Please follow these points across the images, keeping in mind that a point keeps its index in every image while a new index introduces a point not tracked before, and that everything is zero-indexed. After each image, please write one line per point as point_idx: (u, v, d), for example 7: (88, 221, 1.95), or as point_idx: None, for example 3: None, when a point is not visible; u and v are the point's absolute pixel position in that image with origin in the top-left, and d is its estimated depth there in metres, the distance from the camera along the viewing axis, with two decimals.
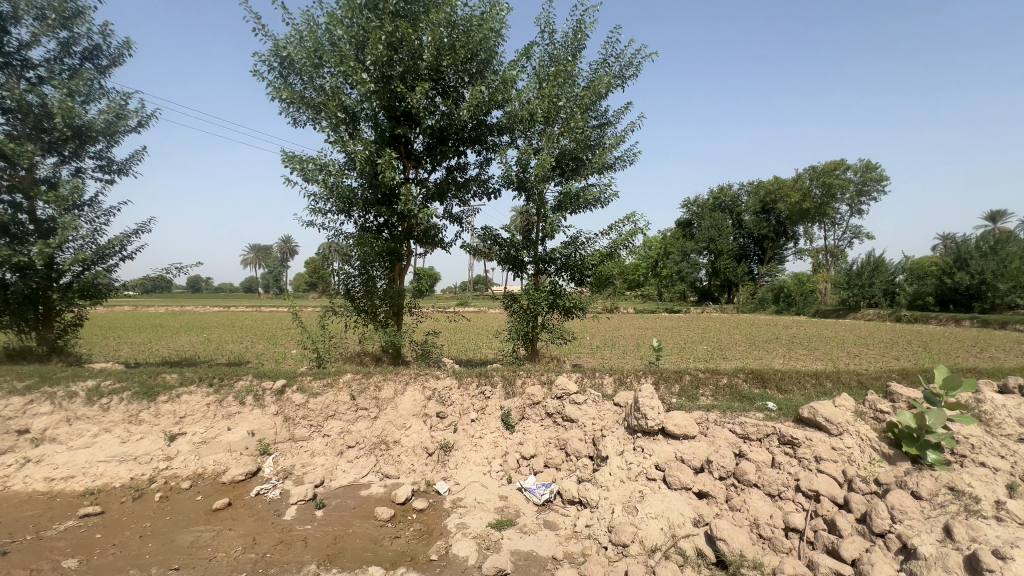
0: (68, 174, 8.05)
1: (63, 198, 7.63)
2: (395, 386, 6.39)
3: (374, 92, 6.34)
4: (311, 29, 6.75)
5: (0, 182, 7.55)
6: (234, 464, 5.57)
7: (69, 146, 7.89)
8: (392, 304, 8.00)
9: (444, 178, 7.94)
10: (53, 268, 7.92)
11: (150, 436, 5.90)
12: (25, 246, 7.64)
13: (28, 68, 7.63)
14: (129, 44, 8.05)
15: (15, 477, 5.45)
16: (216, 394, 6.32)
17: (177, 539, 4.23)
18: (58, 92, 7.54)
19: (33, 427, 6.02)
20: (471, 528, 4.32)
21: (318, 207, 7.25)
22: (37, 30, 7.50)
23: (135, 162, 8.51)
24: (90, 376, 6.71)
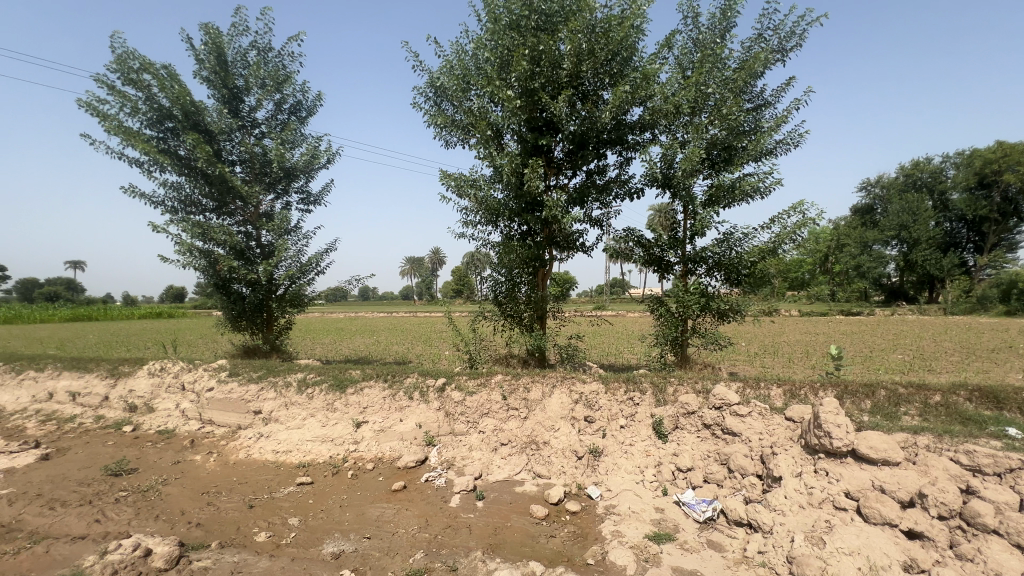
0: (281, 207, 10.02)
1: (278, 226, 9.54)
2: (543, 387, 6.57)
3: (518, 106, 6.67)
4: (459, 57, 7.39)
5: (239, 217, 9.73)
6: (406, 451, 6.30)
7: (281, 184, 9.84)
8: (536, 309, 8.29)
9: (585, 182, 7.98)
10: (273, 283, 9.94)
11: (342, 422, 7.01)
12: (255, 266, 9.72)
13: (255, 126, 9.73)
14: (321, 96, 9.75)
15: (254, 447, 6.95)
16: (390, 389, 7.23)
17: (368, 512, 4.92)
18: (274, 142, 9.47)
19: (265, 409, 7.64)
20: (627, 537, 4.22)
21: (469, 220, 7.83)
22: (261, 95, 9.53)
23: (326, 193, 10.26)
24: (300, 369, 8.24)
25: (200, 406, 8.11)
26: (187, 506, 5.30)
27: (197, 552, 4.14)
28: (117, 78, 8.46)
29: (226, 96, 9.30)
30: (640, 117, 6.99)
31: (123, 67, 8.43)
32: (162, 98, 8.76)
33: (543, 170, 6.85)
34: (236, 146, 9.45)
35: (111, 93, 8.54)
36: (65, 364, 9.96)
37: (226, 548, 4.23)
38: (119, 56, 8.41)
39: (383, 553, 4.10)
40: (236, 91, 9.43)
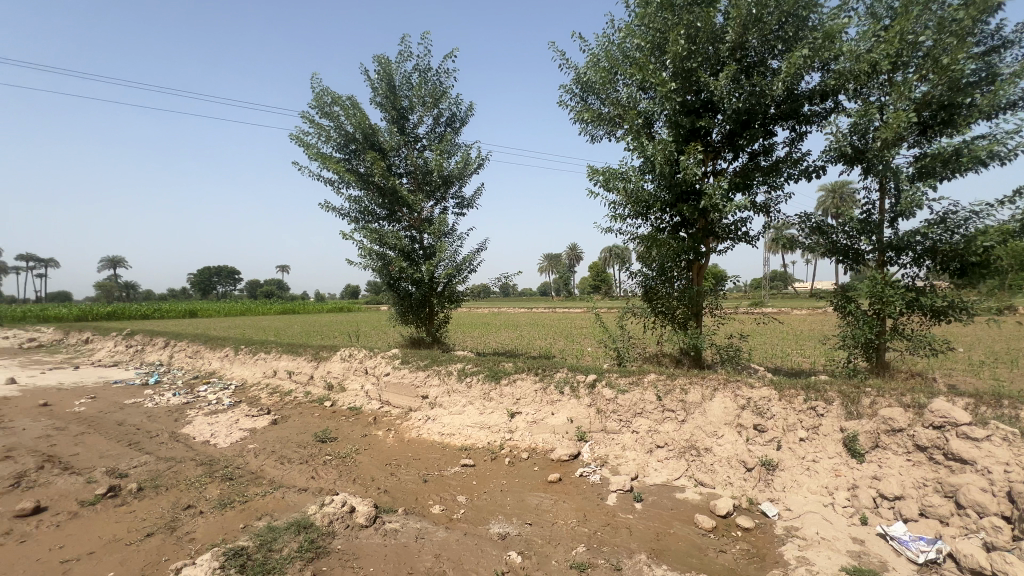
0: (440, 212, 11.02)
1: (438, 230, 10.51)
2: (702, 390, 6.10)
3: (672, 90, 6.29)
4: (606, 48, 7.26)
5: (406, 223, 10.96)
6: (559, 444, 6.43)
7: (440, 191, 10.82)
8: (691, 305, 7.74)
9: (748, 164, 7.20)
10: (434, 281, 11.00)
11: (498, 411, 7.45)
12: (420, 266, 10.87)
13: (418, 141, 10.86)
14: (472, 106, 10.47)
15: (424, 428, 7.79)
16: (541, 382, 7.45)
17: (527, 499, 5.15)
18: (434, 153, 10.45)
19: (431, 394, 8.51)
20: (816, 566, 3.70)
21: (617, 214, 7.66)
22: (422, 112, 10.61)
23: (478, 196, 10.99)
24: (459, 360, 8.98)
25: (379, 388, 9.37)
26: (376, 474, 6.16)
27: (388, 515, 4.77)
28: (316, 112, 10.18)
29: (395, 117, 10.55)
30: (820, 83, 6.06)
31: (320, 103, 10.12)
32: (347, 125, 10.30)
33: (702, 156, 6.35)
34: (403, 160, 10.67)
35: (311, 125, 10.31)
36: (284, 349, 12.37)
37: (410, 515, 4.81)
38: (317, 94, 10.11)
39: (545, 541, 4.24)
40: (403, 111, 10.64)
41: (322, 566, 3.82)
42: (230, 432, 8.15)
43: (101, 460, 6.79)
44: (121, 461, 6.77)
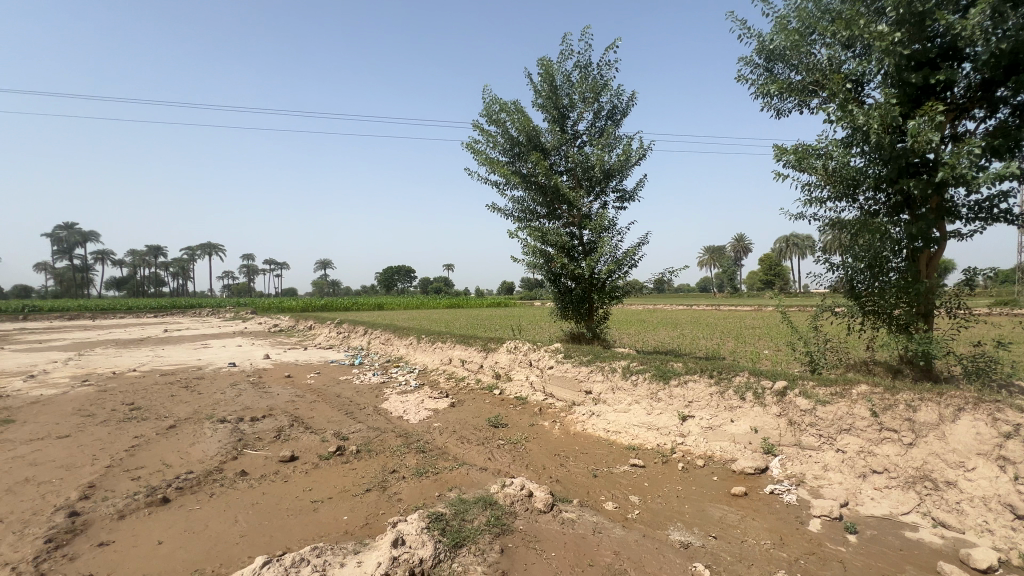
0: (600, 207, 10.91)
1: (599, 225, 10.40)
2: (940, 409, 4.98)
3: (895, 42, 5.19)
4: (798, 7, 6.33)
5: (566, 220, 11.12)
6: (741, 455, 5.86)
7: (600, 186, 10.72)
8: (917, 303, 6.27)
9: (1010, 120, 5.55)
10: (594, 277, 10.95)
11: (667, 413, 7.09)
12: (580, 262, 10.93)
13: (578, 137, 10.94)
14: (634, 95, 10.14)
15: (588, 423, 7.83)
16: (717, 386, 6.83)
17: (708, 510, 4.80)
18: (595, 147, 10.39)
19: (595, 390, 8.50)
20: None
21: (812, 197, 6.62)
22: (583, 108, 10.65)
23: (640, 188, 10.59)
24: (623, 357, 8.77)
25: (543, 380, 9.72)
26: (546, 462, 6.40)
27: (564, 504, 4.91)
28: (485, 121, 10.97)
29: (556, 116, 10.78)
30: None
31: (489, 111, 10.89)
32: (513, 129, 10.88)
33: (941, 117, 5.09)
34: (564, 157, 10.86)
35: (481, 134, 11.14)
36: (457, 339, 13.68)
37: (584, 507, 4.88)
38: (486, 103, 10.89)
39: (735, 559, 3.90)
40: (564, 110, 10.84)
41: (508, 542, 4.11)
42: (418, 410, 9.33)
43: (329, 424, 8.40)
44: (342, 426, 8.28)
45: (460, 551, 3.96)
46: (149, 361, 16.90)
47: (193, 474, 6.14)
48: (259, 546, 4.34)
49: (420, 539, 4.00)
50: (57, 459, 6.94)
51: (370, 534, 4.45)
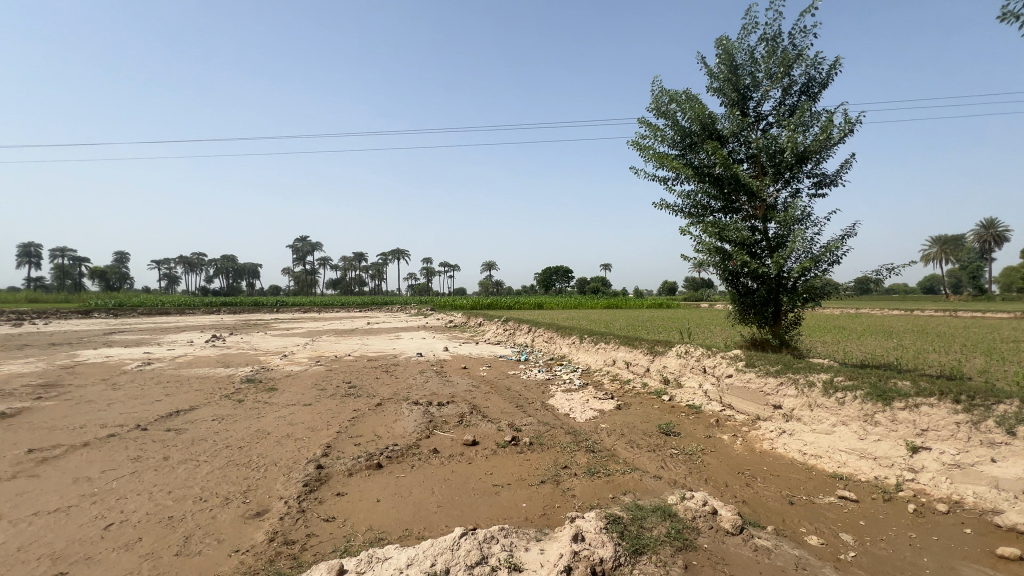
0: (791, 196, 9.52)
1: (790, 217, 9.07)
2: None
3: None
4: None
5: (747, 213, 9.99)
6: (1009, 509, 4.59)
7: (791, 172, 9.36)
8: None
9: None
10: (782, 277, 9.60)
11: (888, 441, 5.83)
12: (764, 260, 9.69)
13: (762, 119, 9.76)
14: (839, 62, 8.61)
15: (778, 443, 6.92)
16: (967, 415, 5.35)
17: (960, 570, 3.83)
18: (785, 128, 9.11)
19: (786, 405, 7.45)
20: None
21: None
22: (768, 86, 9.46)
23: (845, 171, 8.93)
24: (823, 369, 7.47)
25: (720, 390, 8.91)
26: (729, 479, 5.84)
27: (756, 529, 4.43)
28: (653, 115, 10.54)
29: (736, 99, 9.78)
30: None
31: (657, 104, 10.43)
32: (684, 120, 10.23)
33: None
34: (744, 144, 9.80)
35: (648, 128, 10.74)
36: (621, 341, 13.41)
37: (782, 537, 4.33)
38: (654, 96, 10.45)
39: None
40: (745, 92, 9.79)
41: (692, 559, 3.86)
42: (584, 409, 9.41)
43: (503, 415, 9.03)
44: (515, 417, 8.82)
45: (640, 559, 3.85)
46: (359, 348, 20.46)
47: (398, 447, 7.22)
48: (453, 518, 4.88)
49: (598, 538, 4.03)
50: (305, 422, 8.87)
51: (548, 524, 4.65)
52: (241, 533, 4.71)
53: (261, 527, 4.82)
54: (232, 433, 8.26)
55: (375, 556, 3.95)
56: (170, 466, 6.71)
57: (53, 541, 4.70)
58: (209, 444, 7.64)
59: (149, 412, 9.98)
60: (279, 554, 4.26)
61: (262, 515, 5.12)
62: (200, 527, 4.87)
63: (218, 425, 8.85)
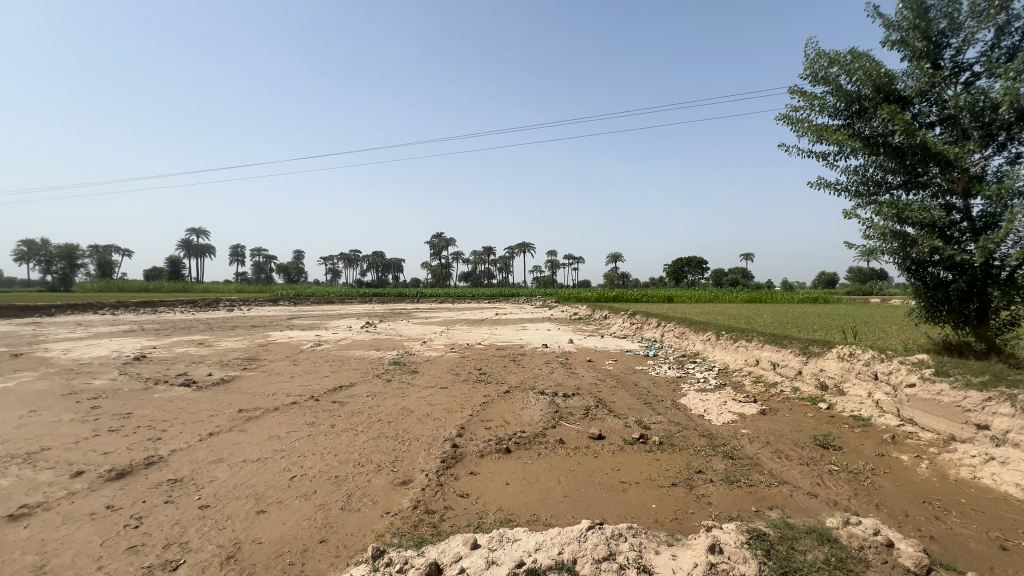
0: (1007, 163, 7.53)
1: (1007, 189, 7.17)
2: None
3: None
4: None
5: (939, 188, 8.16)
6: None
7: (1009, 132, 7.38)
8: None
9: None
10: (993, 265, 7.65)
11: None
12: (964, 245, 7.83)
13: (964, 71, 7.86)
14: None
15: (982, 472, 5.62)
16: None
17: None
18: (1000, 78, 7.20)
19: (995, 426, 6.00)
20: None
21: None
22: (974, 28, 7.58)
23: None
24: None
25: (898, 401, 7.51)
26: (909, 508, 4.89)
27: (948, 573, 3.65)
28: (809, 82, 9.18)
29: (925, 50, 8.03)
30: None
31: (813, 70, 9.06)
32: (851, 84, 8.71)
33: None
34: (937, 104, 8.01)
35: (802, 99, 9.39)
36: (766, 339, 12.05)
37: None
38: (810, 61, 9.09)
39: None
40: (939, 40, 7.98)
41: None
42: (721, 412, 8.67)
43: (631, 411, 8.78)
44: (643, 415, 8.51)
45: None
46: (489, 338, 21.61)
47: (526, 434, 7.47)
48: (579, 509, 4.89)
49: (740, 553, 3.69)
50: (442, 403, 9.65)
51: (681, 530, 4.39)
52: (390, 498, 5.32)
53: (407, 495, 5.39)
54: (382, 409, 9.36)
55: (505, 536, 4.14)
56: (335, 433, 7.85)
57: (255, 484, 5.83)
58: (364, 417, 8.76)
59: (319, 386, 11.79)
60: (422, 521, 4.70)
61: (407, 483, 5.72)
62: (359, 487, 5.61)
63: (371, 401, 10.09)
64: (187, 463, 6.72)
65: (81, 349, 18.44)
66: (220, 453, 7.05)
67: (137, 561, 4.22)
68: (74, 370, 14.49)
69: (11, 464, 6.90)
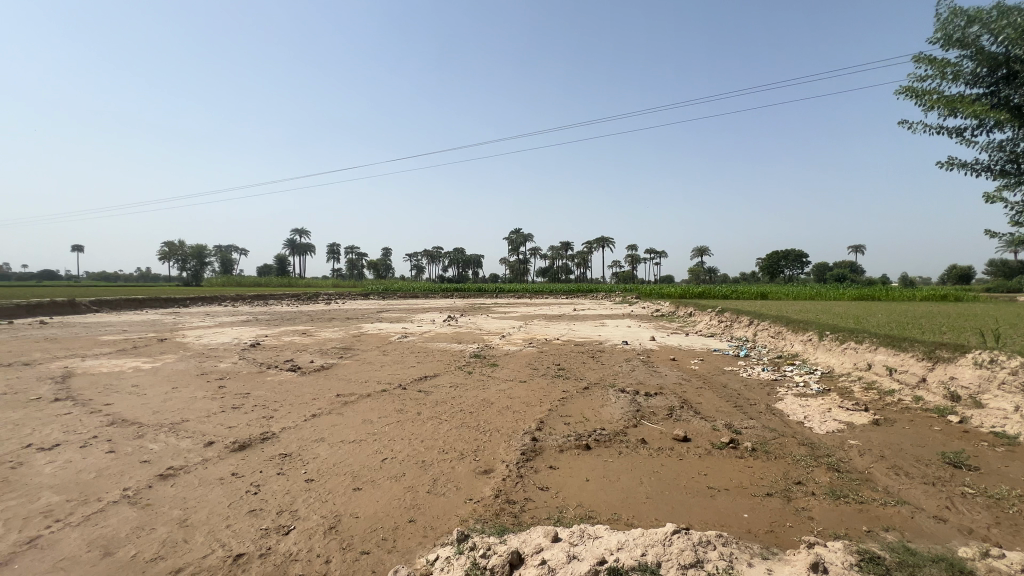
0: None
1: None
2: None
3: None
4: None
5: None
6: None
7: None
8: None
9: None
10: None
11: None
12: None
13: None
14: None
15: None
16: None
17: None
18: None
19: None
20: None
21: None
22: None
23: None
24: None
25: None
26: None
27: None
28: (941, 47, 7.99)
29: None
30: None
31: (947, 32, 7.86)
32: (998, 44, 7.43)
33: None
34: None
35: (932, 66, 8.19)
36: (881, 341, 10.75)
37: None
38: (943, 22, 7.89)
39: None
40: None
41: None
42: (825, 420, 7.89)
43: (719, 413, 8.28)
44: (734, 418, 7.99)
45: None
46: (567, 333, 21.51)
47: (607, 431, 7.34)
48: (664, 512, 4.72)
49: None
50: (521, 397, 9.80)
51: (777, 544, 4.08)
52: (473, 485, 5.52)
53: (488, 484, 5.55)
54: (464, 399, 9.71)
55: (586, 532, 4.12)
56: (422, 420, 8.29)
57: (352, 463, 6.34)
58: (448, 406, 9.14)
59: (407, 375, 12.49)
60: (503, 510, 4.82)
61: (489, 473, 5.89)
62: (443, 473, 5.89)
63: (454, 391, 10.51)
64: (295, 440, 7.48)
65: (209, 336, 21.15)
66: (322, 432, 7.76)
67: (257, 522, 4.79)
68: (205, 353, 16.68)
69: (160, 432, 8.13)
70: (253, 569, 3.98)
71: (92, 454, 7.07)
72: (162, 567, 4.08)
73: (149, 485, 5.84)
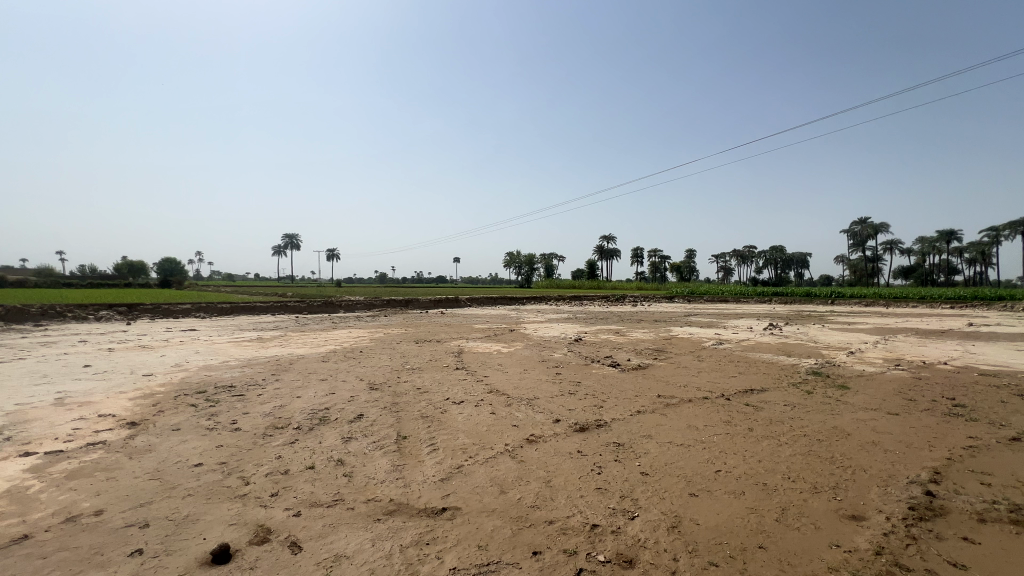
0: None
1: None
2: None
3: None
4: None
5: None
6: None
7: None
8: None
9: None
10: None
11: None
12: None
13: None
14: None
15: None
16: None
17: None
18: None
19: None
20: None
21: None
22: None
23: None
24: None
25: None
26: None
27: None
28: None
29: None
30: None
31: None
32: None
33: None
34: None
35: None
36: None
37: None
38: None
39: None
40: None
41: None
42: None
43: None
44: None
45: None
46: (961, 355, 15.51)
47: None
48: None
49: None
50: (893, 433, 7.60)
51: None
52: (839, 529, 4.58)
53: (862, 533, 4.50)
54: (808, 423, 8.26)
55: None
56: (755, 437, 7.50)
57: (683, 467, 6.30)
58: (787, 428, 7.97)
59: (728, 385, 11.61)
60: None
61: (860, 520, 4.77)
62: (794, 504, 5.13)
63: (792, 412, 9.05)
64: (625, 432, 8.01)
65: (542, 329, 25.24)
66: (649, 430, 8.04)
67: (605, 500, 5.34)
68: (543, 343, 20.10)
69: (521, 404, 10.20)
70: (608, 542, 4.45)
71: (482, 413, 9.50)
72: (539, 515, 5.04)
73: (521, 445, 7.37)
